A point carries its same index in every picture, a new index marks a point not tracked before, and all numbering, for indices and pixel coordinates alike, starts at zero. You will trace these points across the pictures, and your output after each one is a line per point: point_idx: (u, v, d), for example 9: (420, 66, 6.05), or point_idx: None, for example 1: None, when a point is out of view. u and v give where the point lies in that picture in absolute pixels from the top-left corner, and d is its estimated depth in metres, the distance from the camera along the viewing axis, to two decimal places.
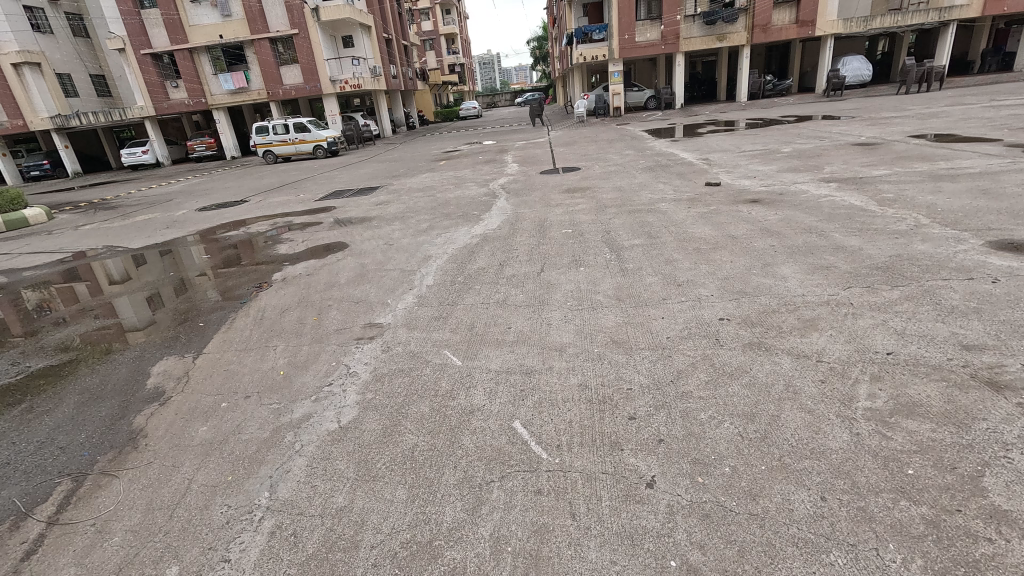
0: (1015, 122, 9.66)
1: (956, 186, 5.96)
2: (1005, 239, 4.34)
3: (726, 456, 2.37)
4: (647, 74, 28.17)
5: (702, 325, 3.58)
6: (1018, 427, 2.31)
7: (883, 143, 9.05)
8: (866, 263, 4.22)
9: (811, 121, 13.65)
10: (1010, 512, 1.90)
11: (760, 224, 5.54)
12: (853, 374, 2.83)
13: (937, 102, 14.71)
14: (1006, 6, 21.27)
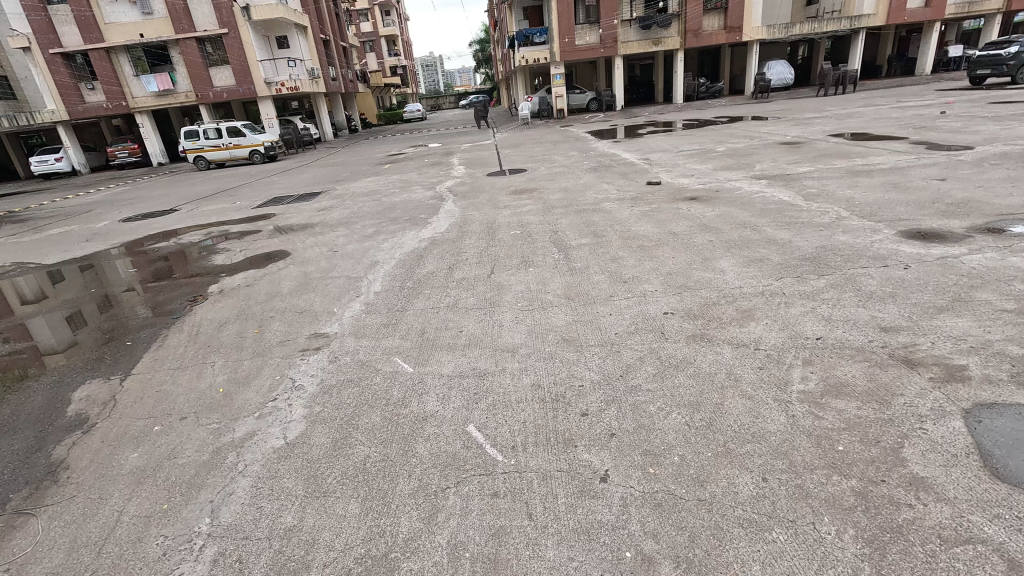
0: (918, 121, 10.58)
1: (871, 180, 6.46)
2: (914, 228, 4.74)
3: (674, 446, 2.45)
4: (588, 77, 28.82)
5: (648, 320, 3.69)
6: (931, 400, 2.53)
7: (806, 142, 9.68)
8: (795, 255, 4.49)
9: (742, 122, 14.40)
10: (927, 480, 2.08)
11: (699, 221, 5.78)
12: (787, 360, 3.01)
13: (852, 103, 15.89)
14: (906, 17, 23.25)
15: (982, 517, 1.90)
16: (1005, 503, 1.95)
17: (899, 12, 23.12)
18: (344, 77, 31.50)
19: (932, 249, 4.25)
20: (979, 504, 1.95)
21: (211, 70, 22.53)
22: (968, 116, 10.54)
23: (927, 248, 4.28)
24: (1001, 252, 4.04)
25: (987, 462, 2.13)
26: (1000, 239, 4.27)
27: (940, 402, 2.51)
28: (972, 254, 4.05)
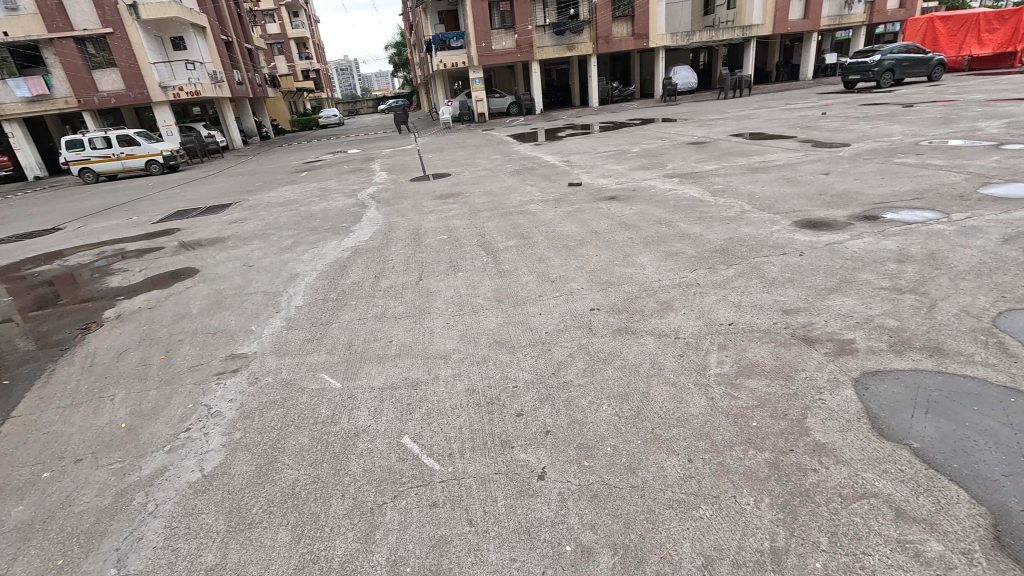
0: (804, 122, 11.71)
1: (768, 176, 7.06)
2: (805, 218, 5.24)
3: (607, 437, 2.53)
4: (506, 81, 29.21)
5: (576, 317, 3.79)
6: (828, 373, 2.80)
7: (711, 142, 10.40)
8: (706, 247, 4.81)
9: (654, 123, 15.22)
10: (827, 445, 2.30)
11: (619, 219, 6.03)
12: (705, 346, 3.21)
13: (748, 106, 17.28)
14: (789, 27, 25.64)
15: (873, 473, 2.13)
16: (891, 458, 2.20)
17: (783, 23, 25.46)
18: (251, 81, 29.70)
19: (822, 236, 4.72)
20: (871, 462, 2.19)
21: (95, 73, 20.43)
22: (844, 117, 11.81)
23: (817, 236, 4.74)
24: (877, 236, 4.56)
25: (875, 424, 2.40)
26: (876, 225, 4.81)
27: (834, 374, 2.79)
28: (854, 240, 4.54)
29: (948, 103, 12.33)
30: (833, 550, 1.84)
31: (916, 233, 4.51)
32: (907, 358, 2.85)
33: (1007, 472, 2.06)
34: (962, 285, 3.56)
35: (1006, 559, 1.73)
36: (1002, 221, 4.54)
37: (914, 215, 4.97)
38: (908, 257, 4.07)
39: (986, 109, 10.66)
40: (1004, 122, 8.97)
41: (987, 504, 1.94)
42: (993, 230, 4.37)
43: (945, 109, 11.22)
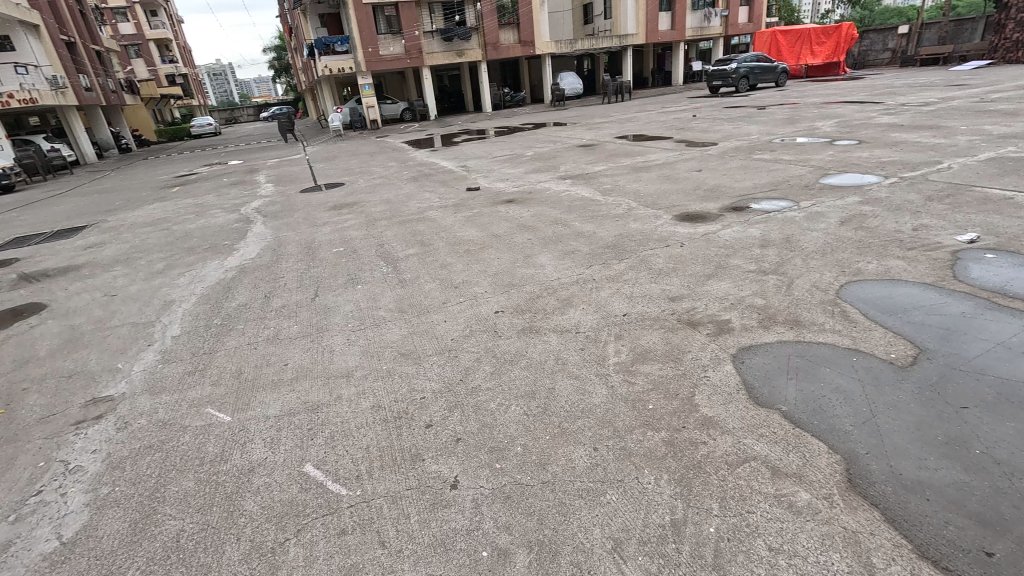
0: (678, 124, 12.80)
1: (650, 174, 7.61)
2: (684, 212, 5.72)
3: (517, 437, 2.56)
4: (398, 87, 28.67)
5: (481, 321, 3.80)
6: (710, 351, 3.08)
7: (598, 144, 11.00)
8: (600, 244, 5.06)
9: (545, 127, 15.78)
10: (714, 418, 2.52)
11: (517, 221, 6.17)
12: (603, 338, 3.37)
13: (629, 109, 18.52)
14: (659, 37, 27.89)
15: (752, 438, 2.37)
16: (766, 423, 2.46)
17: (654, 33, 27.62)
18: (103, 87, 26.30)
19: (699, 228, 5.17)
20: (749, 428, 2.44)
21: None
22: (711, 119, 13.07)
23: (694, 227, 5.19)
24: (743, 225, 5.09)
25: (752, 394, 2.67)
26: (742, 215, 5.38)
27: (716, 352, 3.06)
28: (725, 229, 5.03)
29: (792, 105, 14.14)
30: (723, 513, 2.01)
31: (774, 221, 5.10)
32: (773, 332, 3.22)
33: (854, 422, 2.39)
34: (812, 264, 4.08)
35: (857, 497, 2.01)
36: (839, 206, 5.28)
37: (772, 204, 5.62)
38: (769, 242, 4.59)
39: (821, 111, 12.36)
40: (835, 122, 10.46)
41: (841, 452, 2.24)
42: (833, 215, 5.07)
43: (790, 111, 12.85)
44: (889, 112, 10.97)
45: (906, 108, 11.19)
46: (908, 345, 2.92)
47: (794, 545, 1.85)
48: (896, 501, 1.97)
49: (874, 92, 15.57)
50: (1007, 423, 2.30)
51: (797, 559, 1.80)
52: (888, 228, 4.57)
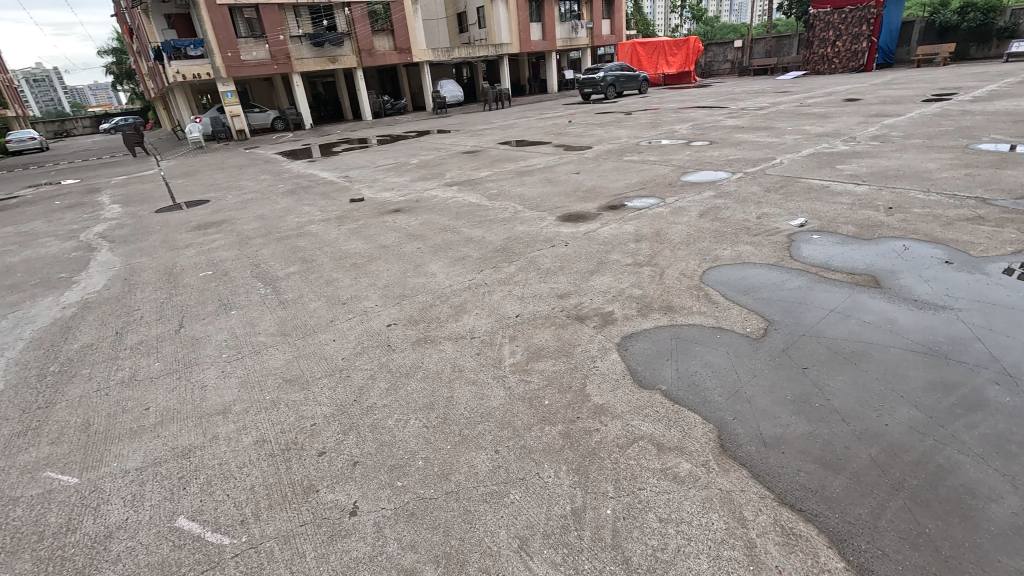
0: (556, 129, 13.43)
1: (533, 178, 7.88)
2: (566, 213, 6.00)
3: (417, 451, 2.50)
4: (266, 94, 26.74)
5: (373, 336, 3.66)
6: (598, 343, 3.25)
7: (482, 150, 11.17)
8: (489, 248, 5.13)
9: (429, 135, 15.67)
10: (605, 405, 2.66)
11: (405, 230, 6.04)
12: (498, 340, 3.42)
13: (510, 116, 19.05)
14: (533, 47, 29.05)
15: (638, 419, 2.54)
16: (651, 404, 2.65)
17: (527, 43, 28.72)
18: None
19: (580, 227, 5.46)
20: (636, 411, 2.61)
21: None
22: (585, 124, 13.88)
23: (576, 227, 5.47)
24: (619, 222, 5.47)
25: (636, 378, 2.87)
26: (617, 213, 5.77)
27: (603, 343, 3.25)
28: (604, 227, 5.37)
29: (654, 110, 15.50)
30: (618, 494, 2.13)
31: (645, 217, 5.55)
32: (651, 319, 3.49)
33: (722, 393, 2.68)
34: (679, 253, 4.50)
35: (728, 459, 2.25)
36: (698, 200, 5.88)
37: (642, 202, 6.11)
38: (642, 236, 4.98)
39: (678, 115, 13.69)
40: (690, 125, 11.64)
41: (713, 421, 2.49)
42: (693, 208, 5.63)
43: (653, 116, 14.07)
44: (732, 116, 12.47)
45: (745, 112, 12.80)
46: (760, 319, 3.34)
47: (680, 513, 2.02)
48: (759, 458, 2.23)
49: (719, 98, 17.61)
50: (839, 377, 2.71)
51: (683, 525, 1.96)
52: (737, 218, 5.18)
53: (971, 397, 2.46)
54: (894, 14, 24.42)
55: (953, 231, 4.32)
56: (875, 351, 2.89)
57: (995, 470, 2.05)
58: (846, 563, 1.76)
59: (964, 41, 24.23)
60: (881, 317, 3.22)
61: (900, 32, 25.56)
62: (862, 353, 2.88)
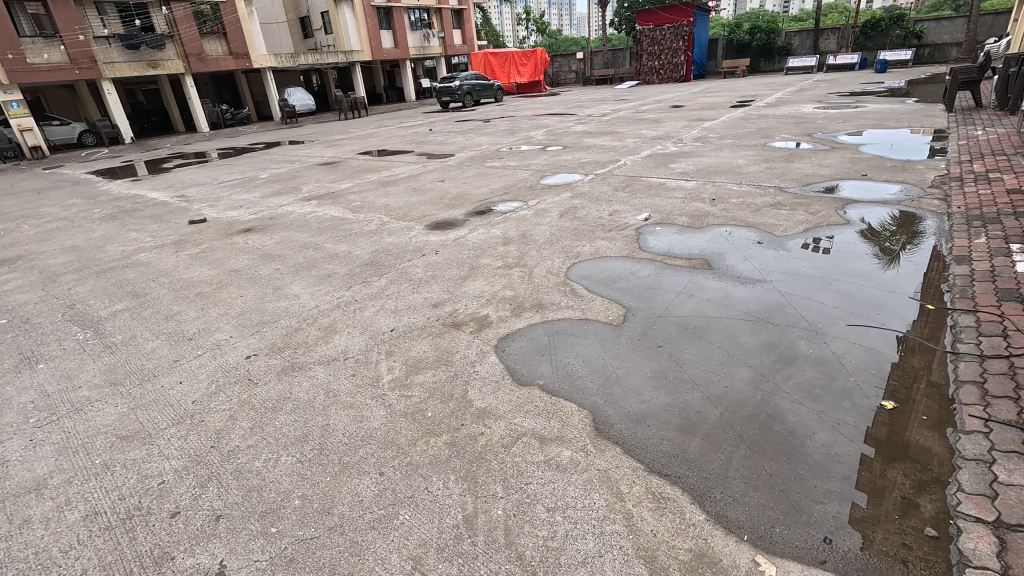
0: (416, 137, 13.32)
1: (397, 188, 7.72)
2: (434, 221, 5.98)
3: (292, 490, 2.30)
4: (68, 104, 22.63)
5: (229, 372, 3.28)
6: (476, 348, 3.28)
7: (340, 161, 10.66)
8: (356, 263, 4.91)
9: (279, 146, 14.55)
10: (487, 408, 2.70)
11: (259, 251, 5.53)
12: (374, 357, 3.29)
13: (369, 125, 18.46)
14: (385, 55, 28.46)
15: (520, 417, 2.62)
16: (530, 400, 2.74)
17: (378, 51, 28.11)
18: None
19: (449, 234, 5.47)
20: (517, 409, 2.69)
21: None
22: (446, 132, 13.96)
23: (445, 234, 5.47)
24: (487, 227, 5.59)
25: (515, 376, 2.95)
26: (484, 218, 5.90)
27: (480, 347, 3.29)
28: (472, 233, 5.45)
29: (511, 118, 16.16)
30: (507, 493, 2.17)
31: (511, 220, 5.75)
32: (524, 318, 3.62)
33: (593, 379, 2.87)
34: (545, 253, 4.73)
35: (603, 440, 2.42)
36: (557, 201, 6.25)
37: (507, 206, 6.32)
38: (509, 239, 5.15)
39: (533, 122, 14.43)
40: (544, 131, 12.34)
41: (587, 406, 2.65)
42: (554, 209, 5.97)
43: (510, 123, 14.64)
44: (581, 122, 13.48)
45: (592, 119, 13.90)
46: (619, 306, 3.65)
47: (565, 498, 2.12)
48: (629, 435, 2.43)
49: (568, 105, 18.89)
50: (687, 350, 3.06)
51: (569, 510, 2.06)
52: (592, 216, 5.60)
53: (786, 352, 2.94)
54: (703, 32, 28.38)
55: (761, 216, 5.15)
56: (713, 323, 3.33)
57: (807, 410, 2.48)
58: (706, 515, 1.99)
59: (756, 56, 28.98)
60: (715, 293, 3.71)
61: (708, 47, 29.77)
62: (704, 326, 3.29)
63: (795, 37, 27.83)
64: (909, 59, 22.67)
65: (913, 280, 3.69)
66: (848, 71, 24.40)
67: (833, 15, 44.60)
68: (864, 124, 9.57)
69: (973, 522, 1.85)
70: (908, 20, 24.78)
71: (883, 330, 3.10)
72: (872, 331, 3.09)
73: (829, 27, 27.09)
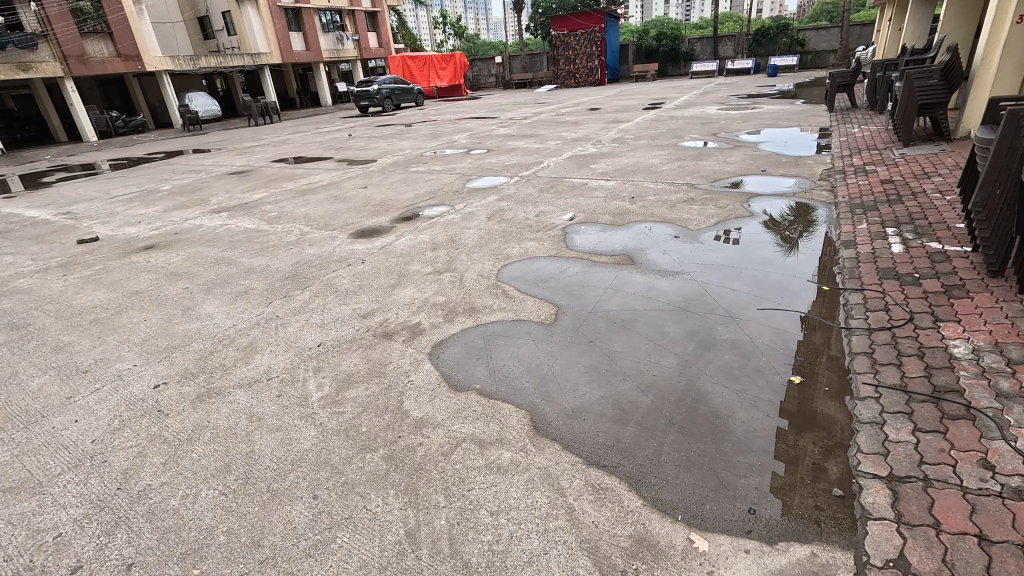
0: (335, 143, 12.84)
1: (316, 196, 7.40)
2: (358, 229, 5.79)
3: (215, 526, 2.12)
4: None
5: (134, 405, 2.98)
6: (410, 357, 3.21)
7: (253, 169, 10.05)
8: (276, 277, 4.64)
9: (182, 155, 13.47)
10: (425, 418, 2.65)
11: (164, 269, 5.09)
12: (300, 376, 3.11)
13: (282, 131, 17.55)
14: (296, 57, 27.18)
15: (458, 423, 2.59)
16: (468, 405, 2.73)
17: (289, 53, 26.82)
18: None
19: (375, 242, 5.32)
20: (455, 415, 2.66)
21: None
22: (366, 137, 13.57)
23: (371, 242, 5.32)
24: (414, 233, 5.50)
25: (451, 383, 2.92)
26: (411, 224, 5.79)
27: (414, 356, 3.22)
28: (399, 239, 5.33)
29: (434, 121, 16.02)
30: (450, 502, 2.14)
31: (438, 224, 5.68)
32: (457, 323, 3.59)
33: (528, 378, 2.90)
34: (474, 256, 4.72)
35: (542, 438, 2.45)
36: (484, 204, 6.27)
37: (434, 210, 6.24)
38: (438, 244, 5.09)
39: (456, 125, 14.39)
40: (467, 135, 12.32)
41: (524, 406, 2.68)
42: (481, 212, 5.97)
43: (432, 127, 14.48)
44: (503, 124, 13.63)
45: (513, 122, 14.07)
46: (551, 305, 3.71)
47: (508, 501, 2.12)
48: (566, 431, 2.48)
49: (490, 108, 18.98)
50: (617, 343, 3.17)
51: (513, 511, 2.07)
52: (519, 218, 5.68)
53: (706, 338, 3.13)
54: (614, 37, 29.66)
55: (676, 211, 5.46)
56: (639, 315, 3.47)
57: (728, 391, 2.65)
58: (643, 500, 2.07)
59: (664, 61, 30.72)
60: (639, 287, 3.88)
61: (620, 52, 31.14)
62: (631, 319, 3.43)
63: (697, 43, 29.80)
64: (795, 64, 24.97)
65: (811, 265, 4.06)
66: (745, 75, 26.47)
67: (729, 23, 48.26)
68: (761, 123, 10.42)
69: (871, 478, 2.06)
70: (792, 29, 27.32)
71: (788, 312, 3.38)
72: (778, 313, 3.36)
73: (726, 35, 29.28)
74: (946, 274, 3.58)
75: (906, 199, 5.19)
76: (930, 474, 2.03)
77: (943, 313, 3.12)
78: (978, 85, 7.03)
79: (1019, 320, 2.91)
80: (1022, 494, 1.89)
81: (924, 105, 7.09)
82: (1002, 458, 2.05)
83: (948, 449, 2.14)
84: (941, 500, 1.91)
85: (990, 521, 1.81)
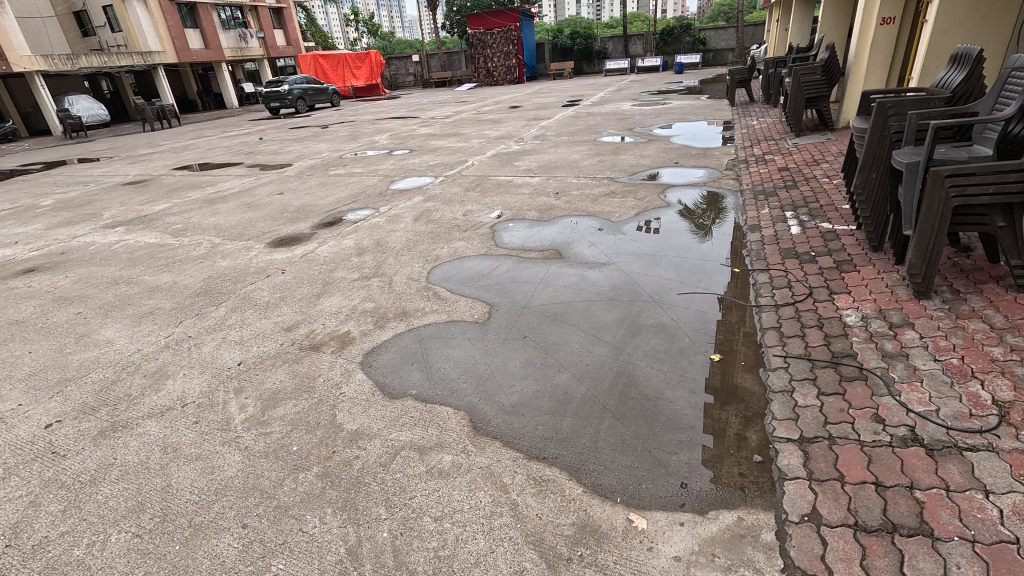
0: (243, 147, 12.06)
1: (227, 205, 6.92)
2: (276, 237, 5.49)
3: (130, 571, 1.93)
4: None
5: (20, 449, 2.63)
6: (341, 370, 3.07)
7: (150, 179, 9.21)
8: (185, 294, 4.29)
9: (64, 166, 12.08)
10: (362, 430, 2.56)
11: (50, 294, 4.55)
12: (220, 399, 2.89)
13: (184, 136, 16.24)
14: (193, 56, 25.17)
15: (396, 432, 2.53)
16: (403, 412, 2.67)
17: (185, 52, 24.78)
18: None
19: (295, 250, 5.05)
20: (391, 424, 2.59)
21: None
22: (278, 140, 12.85)
23: (291, 251, 5.05)
24: (337, 239, 5.29)
25: (385, 391, 2.85)
26: (333, 229, 5.57)
27: (345, 367, 3.10)
28: (321, 246, 5.11)
29: (351, 122, 15.49)
30: (391, 512, 2.08)
31: (363, 229, 5.49)
32: (389, 328, 3.50)
33: (465, 379, 2.88)
34: (403, 260, 4.62)
35: (481, 437, 2.45)
36: (409, 206, 6.15)
37: (358, 214, 6.03)
38: (364, 249, 4.94)
39: (375, 126, 14.06)
40: (388, 136, 12.02)
41: (463, 408, 2.66)
42: (407, 214, 5.86)
43: (350, 128, 13.99)
44: (424, 124, 13.42)
45: (435, 121, 13.92)
46: (483, 304, 3.71)
47: (450, 504, 2.10)
48: (509, 429, 2.49)
49: (409, 109, 18.60)
50: (552, 337, 3.22)
51: (456, 515, 2.05)
52: (447, 218, 5.63)
53: (633, 324, 3.27)
54: (530, 36, 30.14)
55: (600, 204, 5.64)
56: (570, 307, 3.56)
57: (657, 372, 2.79)
58: (583, 487, 2.13)
59: (579, 59, 31.60)
60: (569, 279, 3.98)
61: (537, 51, 31.73)
62: (563, 312, 3.51)
63: (610, 42, 30.96)
64: (699, 61, 26.54)
65: (724, 249, 4.35)
66: (654, 72, 27.75)
67: (637, 23, 50.33)
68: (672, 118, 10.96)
69: (785, 441, 2.25)
70: (694, 28, 29.05)
71: (706, 294, 3.60)
72: (698, 296, 3.58)
73: (635, 34, 30.60)
74: (837, 250, 3.96)
75: (800, 185, 5.69)
76: (834, 433, 2.25)
77: (836, 286, 3.46)
78: (854, 81, 7.87)
79: (897, 288, 3.27)
80: (907, 441, 2.13)
81: (811, 98, 7.77)
82: (889, 411, 2.31)
83: (847, 409, 2.37)
84: (844, 454, 2.12)
85: (884, 468, 2.03)
